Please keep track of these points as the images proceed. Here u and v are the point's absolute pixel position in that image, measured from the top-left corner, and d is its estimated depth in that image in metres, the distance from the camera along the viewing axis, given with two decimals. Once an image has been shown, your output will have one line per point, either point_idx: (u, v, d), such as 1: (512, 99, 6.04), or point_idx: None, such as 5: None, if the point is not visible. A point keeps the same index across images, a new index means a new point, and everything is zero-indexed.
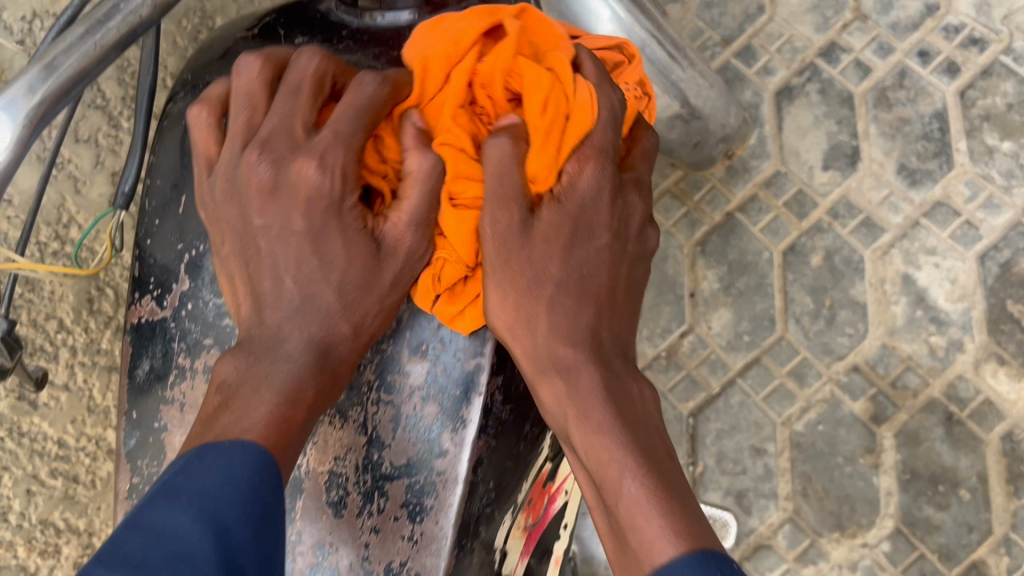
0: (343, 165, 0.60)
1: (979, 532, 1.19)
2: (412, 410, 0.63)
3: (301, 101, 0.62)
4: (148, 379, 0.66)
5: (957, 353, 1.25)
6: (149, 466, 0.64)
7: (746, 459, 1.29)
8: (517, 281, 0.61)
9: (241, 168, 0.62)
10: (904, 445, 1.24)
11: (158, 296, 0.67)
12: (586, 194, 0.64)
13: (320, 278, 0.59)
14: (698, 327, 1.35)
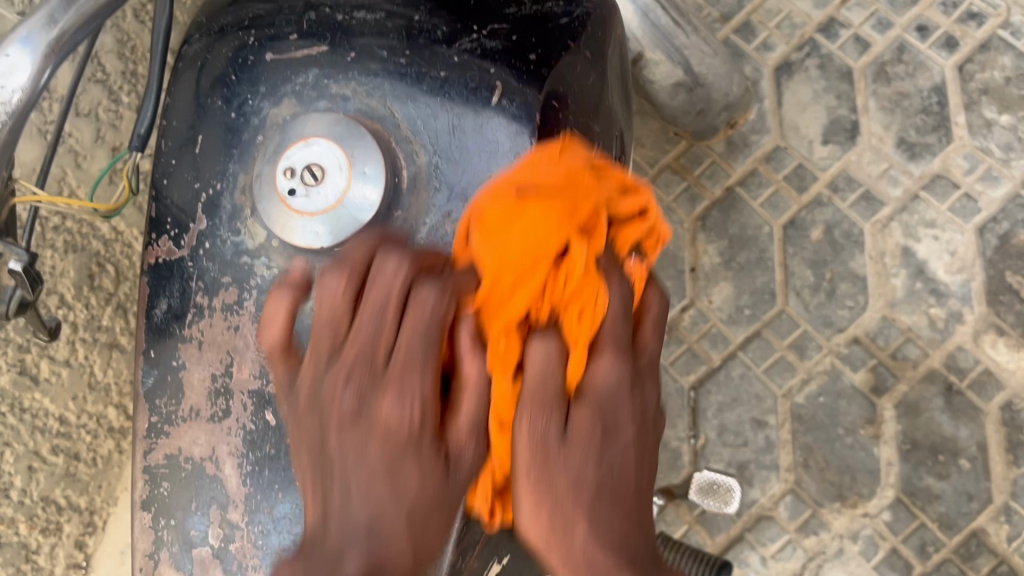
0: (419, 397, 0.56)
1: (978, 501, 1.20)
2: None
3: (381, 318, 0.57)
4: (165, 319, 0.66)
5: (956, 324, 1.26)
6: (167, 404, 0.65)
7: (747, 431, 1.29)
8: (551, 490, 0.56)
9: (325, 387, 0.58)
10: (905, 416, 1.25)
11: (175, 237, 0.66)
12: (609, 390, 0.58)
13: (394, 494, 0.55)
14: (699, 301, 1.35)
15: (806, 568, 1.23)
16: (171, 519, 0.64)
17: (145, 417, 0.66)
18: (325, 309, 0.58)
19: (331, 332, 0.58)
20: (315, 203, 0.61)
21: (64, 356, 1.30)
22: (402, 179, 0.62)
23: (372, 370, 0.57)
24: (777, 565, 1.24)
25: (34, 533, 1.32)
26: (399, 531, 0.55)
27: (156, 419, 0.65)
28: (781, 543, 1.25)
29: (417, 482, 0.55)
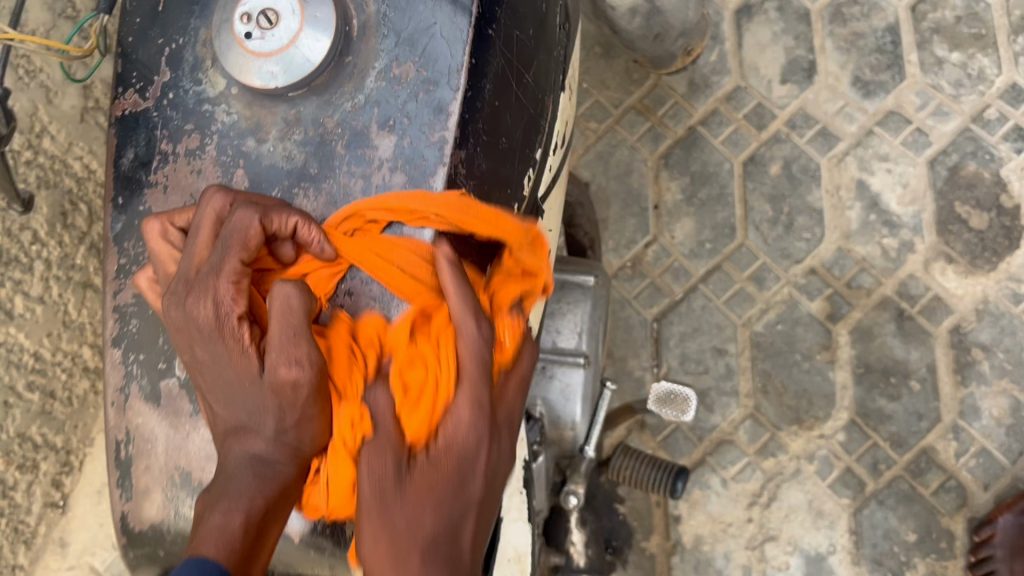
0: (225, 300, 0.52)
1: (928, 420, 1.25)
2: (382, 181, 0.58)
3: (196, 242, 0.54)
4: (134, 168, 0.63)
5: (908, 253, 1.30)
6: (135, 246, 0.62)
7: (708, 358, 1.33)
8: (382, 518, 0.48)
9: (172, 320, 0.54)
10: (858, 341, 1.29)
11: (141, 90, 0.64)
12: (462, 445, 0.50)
13: (237, 389, 0.51)
14: (662, 237, 1.39)
15: (765, 489, 1.27)
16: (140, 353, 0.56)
17: (113, 259, 0.62)
18: (157, 248, 0.55)
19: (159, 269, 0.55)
20: (269, 43, 0.58)
21: (39, 293, 1.31)
22: (352, 28, 0.60)
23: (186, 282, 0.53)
24: (737, 487, 1.28)
25: (11, 470, 1.32)
26: (244, 434, 0.51)
27: (124, 261, 0.62)
28: (741, 466, 1.29)
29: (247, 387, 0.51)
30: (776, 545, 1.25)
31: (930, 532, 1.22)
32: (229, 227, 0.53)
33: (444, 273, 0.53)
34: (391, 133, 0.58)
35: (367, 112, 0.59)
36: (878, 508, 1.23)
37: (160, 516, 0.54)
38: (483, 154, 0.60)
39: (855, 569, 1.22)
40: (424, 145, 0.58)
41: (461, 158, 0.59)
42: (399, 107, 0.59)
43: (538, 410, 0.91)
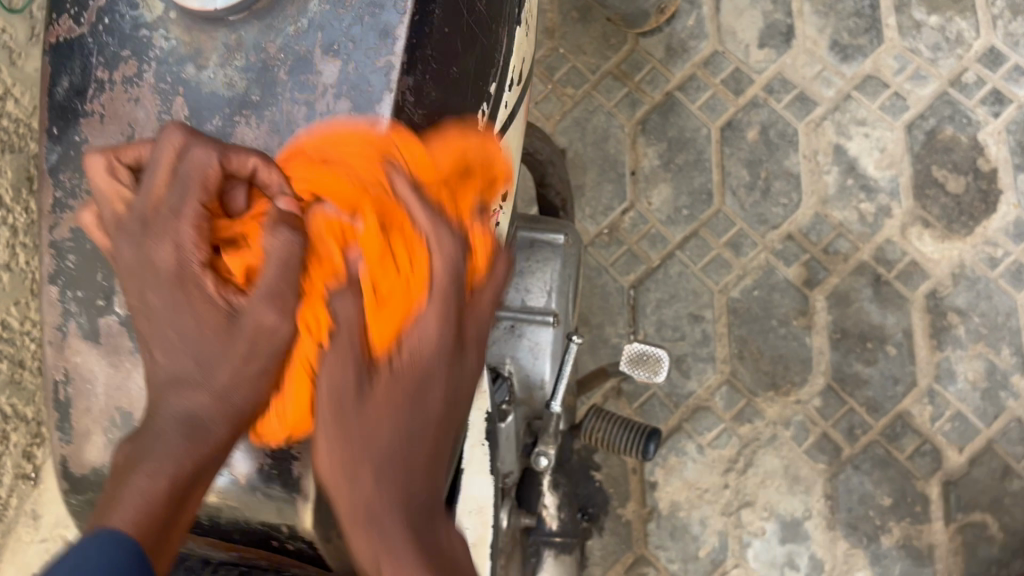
0: (188, 244, 0.45)
1: (904, 384, 1.24)
2: (325, 108, 0.51)
3: (156, 174, 0.46)
4: (69, 98, 0.55)
5: (885, 218, 1.29)
6: (72, 179, 0.53)
7: (684, 325, 1.32)
8: (341, 446, 0.46)
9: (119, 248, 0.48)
10: (835, 306, 1.28)
11: (76, 15, 0.55)
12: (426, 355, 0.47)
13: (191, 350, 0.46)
14: (639, 204, 1.38)
15: (741, 455, 1.27)
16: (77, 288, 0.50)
17: (48, 191, 0.53)
18: (100, 175, 0.48)
19: (104, 197, 0.48)
20: None
21: (4, 259, 1.28)
22: None
23: (141, 219, 0.46)
24: (713, 454, 1.28)
25: None
26: (181, 394, 0.46)
27: (60, 193, 0.53)
28: (717, 432, 1.28)
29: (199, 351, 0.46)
30: (752, 510, 1.25)
31: (906, 496, 1.21)
32: (185, 165, 0.46)
33: (408, 195, 0.46)
34: (336, 59, 0.52)
35: (311, 36, 0.52)
36: (853, 473, 1.23)
37: (101, 462, 0.49)
38: (433, 81, 0.54)
39: (830, 534, 1.22)
40: (370, 72, 0.52)
41: (409, 86, 0.52)
42: (347, 29, 0.52)
43: (510, 371, 0.90)
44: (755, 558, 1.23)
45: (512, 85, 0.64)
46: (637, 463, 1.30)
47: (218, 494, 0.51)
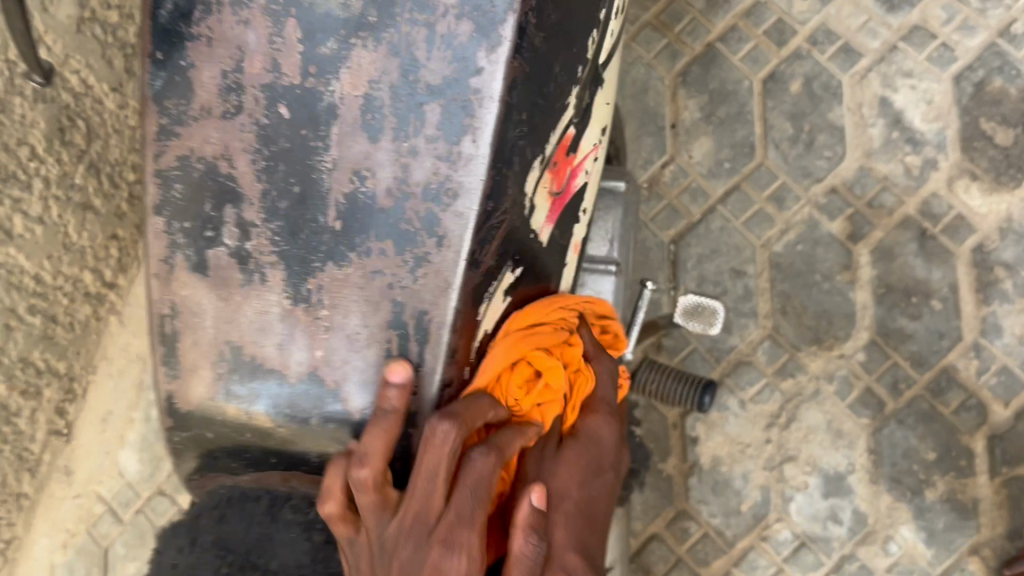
0: (471, 547, 0.52)
1: (949, 338, 1.23)
2: (447, 32, 0.55)
3: (439, 485, 0.53)
4: (173, 21, 0.60)
5: (931, 171, 1.28)
6: (179, 105, 0.60)
7: (726, 280, 1.31)
8: None
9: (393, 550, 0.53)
10: (880, 261, 1.27)
11: None
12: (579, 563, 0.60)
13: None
14: (679, 157, 1.36)
15: (783, 410, 1.26)
16: (188, 222, 0.60)
17: (155, 119, 0.60)
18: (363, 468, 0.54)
19: (364, 502, 0.54)
20: None
21: (38, 214, 1.28)
22: None
23: (411, 528, 0.52)
24: (755, 409, 1.27)
25: (14, 395, 1.30)
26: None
27: (165, 121, 0.60)
28: (759, 387, 1.28)
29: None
30: (795, 465, 1.24)
31: (950, 450, 1.21)
32: (465, 482, 0.54)
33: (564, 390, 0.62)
34: None
35: None
36: (897, 428, 1.23)
37: (210, 392, 0.59)
38: (550, 7, 0.57)
39: (873, 488, 1.22)
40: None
41: (530, 7, 0.56)
42: None
43: None
44: (798, 512, 1.23)
45: (615, 21, 0.69)
46: (678, 418, 1.29)
47: (322, 417, 0.57)
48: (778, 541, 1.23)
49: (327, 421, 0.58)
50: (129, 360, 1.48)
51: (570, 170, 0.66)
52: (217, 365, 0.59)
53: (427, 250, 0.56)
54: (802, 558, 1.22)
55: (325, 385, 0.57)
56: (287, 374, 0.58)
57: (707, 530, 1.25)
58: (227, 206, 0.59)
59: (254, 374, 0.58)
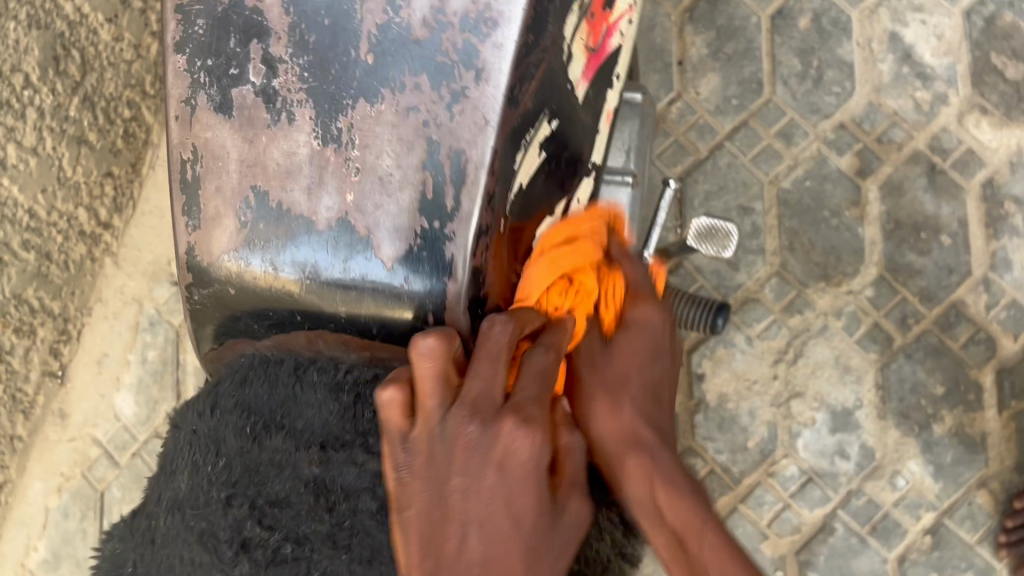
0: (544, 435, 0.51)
1: (959, 274, 1.23)
2: None
3: (500, 370, 0.52)
4: None
5: (942, 106, 1.27)
6: None
7: (733, 217, 1.29)
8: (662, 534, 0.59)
9: (443, 432, 0.50)
10: (888, 196, 1.26)
11: None
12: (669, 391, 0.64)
13: (500, 530, 0.49)
14: (686, 93, 1.34)
15: (791, 346, 1.25)
16: (209, 60, 0.55)
17: None
18: (432, 362, 0.51)
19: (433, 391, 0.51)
20: None
21: (31, 144, 1.25)
22: None
23: (483, 417, 0.50)
24: (762, 345, 1.26)
25: (6, 333, 1.29)
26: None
27: None
28: (767, 324, 1.26)
29: (515, 529, 0.49)
30: (802, 401, 1.24)
31: (959, 384, 1.20)
32: (528, 366, 0.54)
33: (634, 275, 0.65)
34: None
35: None
36: (906, 362, 1.22)
37: (236, 242, 0.54)
38: None
39: (881, 424, 1.21)
40: None
41: None
42: None
43: None
44: (805, 448, 1.22)
45: None
46: (684, 356, 1.27)
47: (355, 271, 0.52)
48: (784, 477, 1.22)
49: (359, 277, 0.53)
50: (126, 302, 1.43)
51: (605, 27, 0.63)
52: (242, 212, 0.54)
53: (465, 86, 0.51)
54: (809, 493, 1.21)
55: (355, 233, 0.52)
56: (316, 221, 0.52)
57: (714, 468, 1.24)
58: (255, 43, 0.54)
59: (280, 221, 0.53)
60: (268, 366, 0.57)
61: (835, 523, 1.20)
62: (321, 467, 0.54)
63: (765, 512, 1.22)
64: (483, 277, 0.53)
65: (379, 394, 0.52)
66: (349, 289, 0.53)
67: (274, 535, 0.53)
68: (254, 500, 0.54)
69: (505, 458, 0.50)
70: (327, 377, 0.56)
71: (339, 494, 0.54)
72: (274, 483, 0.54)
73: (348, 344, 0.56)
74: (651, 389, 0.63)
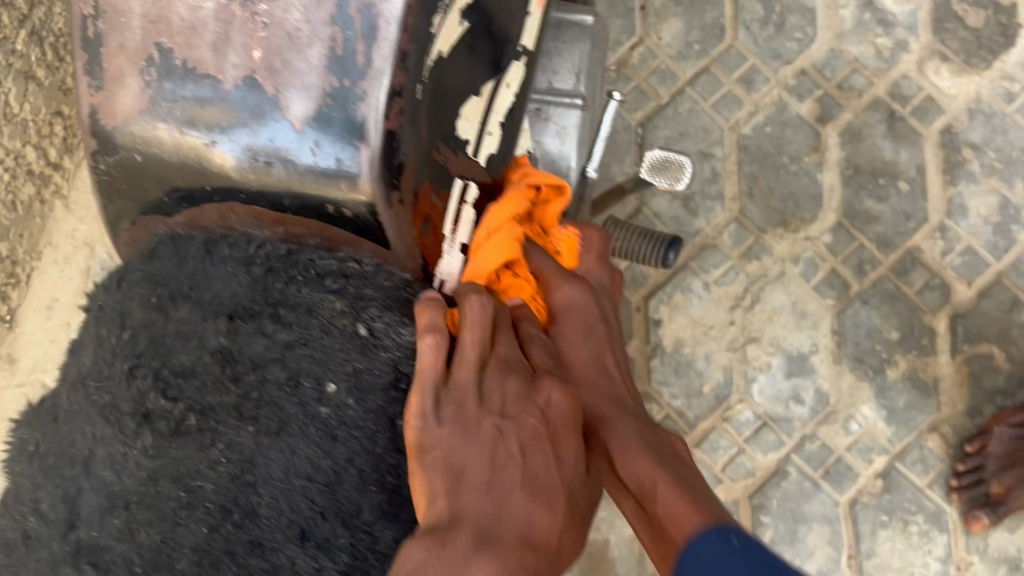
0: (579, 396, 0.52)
1: (915, 220, 1.23)
2: None
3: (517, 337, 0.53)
4: None
5: (902, 53, 1.26)
6: None
7: (694, 163, 1.28)
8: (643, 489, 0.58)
9: (482, 385, 0.49)
10: (848, 142, 1.26)
11: None
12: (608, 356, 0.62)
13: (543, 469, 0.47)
14: (648, 39, 1.33)
15: (748, 291, 1.25)
16: None
17: None
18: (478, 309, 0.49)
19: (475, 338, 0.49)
20: None
21: None
22: None
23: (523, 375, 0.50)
24: (720, 291, 1.25)
25: None
26: (525, 501, 0.45)
27: None
28: (724, 270, 1.25)
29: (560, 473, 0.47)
30: (758, 346, 1.23)
31: (913, 329, 1.21)
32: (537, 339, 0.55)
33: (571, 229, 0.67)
34: None
35: None
36: (862, 308, 1.22)
37: (141, 106, 0.45)
38: None
39: (836, 368, 1.21)
40: None
41: None
42: None
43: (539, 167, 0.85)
44: (760, 393, 1.22)
45: None
46: (642, 302, 1.26)
47: (266, 140, 0.44)
48: (739, 422, 1.22)
49: (270, 154, 0.44)
50: (76, 248, 1.40)
51: None
52: (148, 73, 0.45)
53: None
54: (763, 438, 1.21)
55: (264, 94, 0.44)
56: (220, 79, 0.44)
57: (669, 412, 1.22)
58: None
59: (183, 82, 0.44)
60: (178, 241, 0.48)
61: (788, 467, 1.20)
62: (225, 337, 0.44)
63: (720, 457, 1.21)
64: (398, 147, 0.44)
65: (421, 338, 0.46)
66: (256, 158, 0.44)
67: (178, 405, 0.44)
68: (158, 368, 0.44)
69: (544, 411, 0.49)
70: (243, 249, 0.47)
71: (244, 364, 0.44)
72: (179, 352, 0.45)
73: (261, 220, 0.48)
74: (602, 362, 0.62)
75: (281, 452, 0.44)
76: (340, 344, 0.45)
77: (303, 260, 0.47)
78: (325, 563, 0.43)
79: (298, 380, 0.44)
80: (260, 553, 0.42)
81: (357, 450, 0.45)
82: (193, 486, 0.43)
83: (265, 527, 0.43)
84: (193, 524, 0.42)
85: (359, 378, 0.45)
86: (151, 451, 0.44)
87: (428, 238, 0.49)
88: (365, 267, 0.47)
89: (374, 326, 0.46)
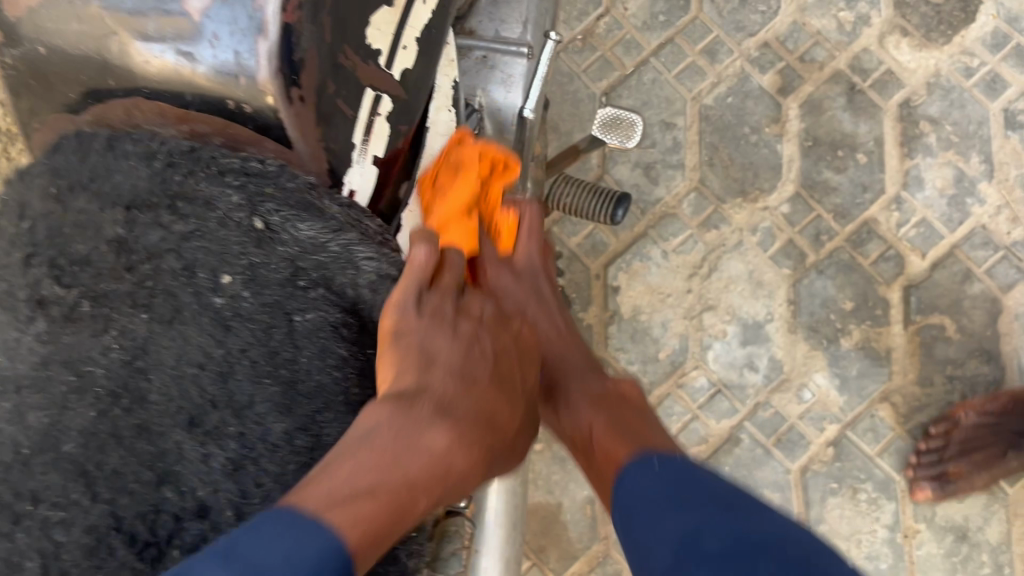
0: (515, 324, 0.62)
1: (872, 192, 1.24)
2: None
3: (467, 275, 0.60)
4: None
5: (863, 27, 1.28)
6: None
7: (656, 133, 1.28)
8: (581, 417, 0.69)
9: (440, 303, 0.56)
10: (808, 114, 1.26)
11: None
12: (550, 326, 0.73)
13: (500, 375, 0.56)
14: (614, 10, 1.33)
15: (705, 260, 1.25)
16: None
17: None
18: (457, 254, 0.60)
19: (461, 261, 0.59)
20: None
21: None
22: None
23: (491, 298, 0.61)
24: (678, 259, 1.25)
25: None
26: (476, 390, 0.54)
27: None
28: (683, 238, 1.26)
29: (513, 382, 0.57)
30: (714, 314, 1.23)
31: (867, 299, 1.21)
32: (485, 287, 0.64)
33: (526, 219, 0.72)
34: None
35: None
36: (818, 278, 1.23)
37: None
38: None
39: (791, 337, 1.22)
40: None
41: None
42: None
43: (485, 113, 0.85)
44: (715, 360, 1.22)
45: None
46: (601, 269, 1.26)
47: (163, 30, 0.45)
48: (694, 389, 1.22)
49: (165, 43, 0.45)
50: None
51: None
52: None
53: None
54: (716, 405, 1.21)
55: None
56: None
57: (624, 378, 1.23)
58: None
59: None
60: (81, 136, 0.48)
61: (741, 434, 1.20)
62: (123, 227, 0.45)
63: (673, 423, 1.21)
64: (296, 44, 0.45)
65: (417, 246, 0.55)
66: (154, 48, 0.45)
67: (72, 292, 0.44)
68: (55, 256, 0.45)
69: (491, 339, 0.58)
70: (146, 145, 0.47)
71: (139, 253, 0.45)
72: (75, 241, 0.45)
73: (166, 117, 0.48)
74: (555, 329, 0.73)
75: (174, 339, 0.44)
76: (236, 237, 0.47)
77: (205, 156, 0.47)
78: (213, 449, 0.43)
79: (193, 271, 0.45)
80: (148, 437, 0.43)
81: (250, 341, 0.45)
82: (83, 370, 0.43)
83: (155, 412, 0.43)
84: (81, 408, 0.43)
85: (255, 272, 0.47)
86: (44, 337, 0.44)
87: (336, 143, 0.50)
88: (267, 167, 0.48)
89: (271, 220, 0.48)
